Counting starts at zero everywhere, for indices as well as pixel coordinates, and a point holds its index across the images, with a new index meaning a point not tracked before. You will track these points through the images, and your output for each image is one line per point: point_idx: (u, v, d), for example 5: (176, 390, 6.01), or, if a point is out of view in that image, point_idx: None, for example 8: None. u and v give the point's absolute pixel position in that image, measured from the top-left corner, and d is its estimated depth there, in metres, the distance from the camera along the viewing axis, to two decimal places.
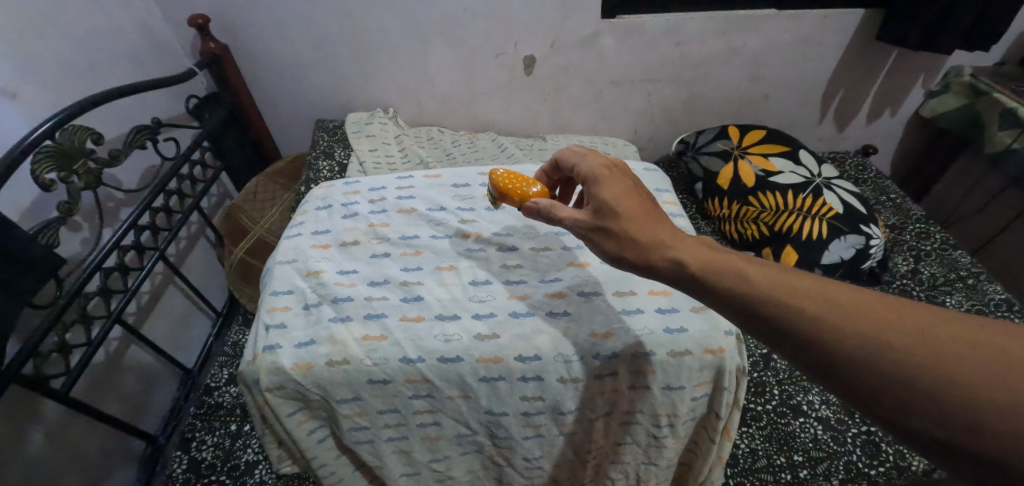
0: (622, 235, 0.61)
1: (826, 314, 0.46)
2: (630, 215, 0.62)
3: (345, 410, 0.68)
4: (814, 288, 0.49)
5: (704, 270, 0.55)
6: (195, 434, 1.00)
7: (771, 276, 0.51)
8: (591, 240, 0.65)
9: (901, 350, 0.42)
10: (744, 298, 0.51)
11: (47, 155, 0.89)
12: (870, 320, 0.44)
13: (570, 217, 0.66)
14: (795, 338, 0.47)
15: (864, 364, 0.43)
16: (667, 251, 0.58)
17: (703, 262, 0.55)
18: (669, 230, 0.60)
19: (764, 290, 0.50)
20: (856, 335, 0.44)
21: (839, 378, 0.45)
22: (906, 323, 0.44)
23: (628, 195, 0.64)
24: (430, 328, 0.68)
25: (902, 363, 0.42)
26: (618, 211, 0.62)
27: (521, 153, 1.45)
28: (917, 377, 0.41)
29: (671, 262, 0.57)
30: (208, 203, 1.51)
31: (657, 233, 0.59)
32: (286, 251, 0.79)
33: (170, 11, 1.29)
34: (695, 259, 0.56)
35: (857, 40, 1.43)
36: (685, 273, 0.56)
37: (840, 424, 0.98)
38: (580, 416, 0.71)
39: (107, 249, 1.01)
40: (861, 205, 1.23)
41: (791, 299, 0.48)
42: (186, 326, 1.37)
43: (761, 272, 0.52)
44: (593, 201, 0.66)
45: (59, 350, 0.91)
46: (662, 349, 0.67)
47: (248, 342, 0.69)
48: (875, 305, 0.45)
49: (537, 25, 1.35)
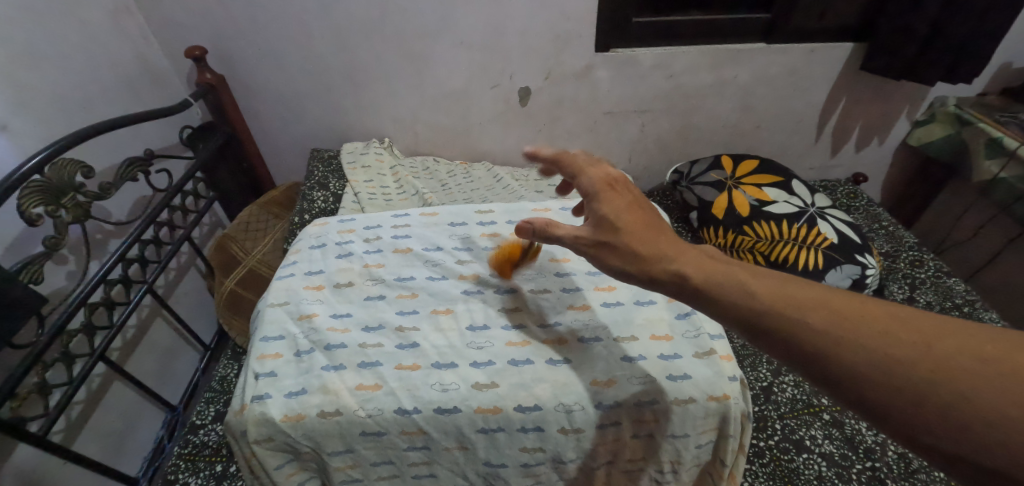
0: (623, 248, 0.61)
1: (830, 326, 0.44)
2: (632, 229, 0.61)
3: (337, 462, 0.65)
4: (819, 299, 0.47)
5: (705, 284, 0.54)
6: (179, 476, 0.96)
7: (773, 288, 0.50)
8: (592, 256, 0.63)
9: (910, 364, 0.40)
10: (748, 311, 0.50)
11: (35, 191, 0.87)
12: (878, 334, 0.43)
13: (570, 233, 0.65)
14: (799, 350, 0.45)
15: (871, 378, 0.41)
16: (668, 264, 0.57)
17: (704, 275, 0.54)
18: (672, 243, 0.59)
19: (768, 304, 0.49)
20: (862, 348, 0.42)
21: (848, 391, 0.43)
22: (914, 335, 0.42)
23: (630, 209, 0.64)
24: (426, 376, 0.66)
25: (911, 377, 0.40)
26: (620, 226, 0.62)
27: (517, 184, 1.47)
28: (926, 393, 0.39)
29: (672, 275, 0.56)
30: (199, 232, 1.49)
31: (659, 247, 0.59)
32: (278, 293, 0.77)
33: (168, 43, 1.30)
34: (697, 272, 0.55)
35: (845, 73, 1.47)
36: (687, 287, 0.55)
37: (844, 460, 0.96)
38: (581, 464, 0.69)
39: (93, 284, 0.99)
40: (854, 234, 1.24)
41: (796, 313, 0.47)
42: (172, 361, 1.33)
43: (765, 284, 0.51)
44: (594, 216, 0.65)
45: (39, 391, 0.87)
46: (665, 398, 0.65)
47: (237, 390, 0.67)
48: (882, 317, 0.44)
49: (532, 57, 1.37)
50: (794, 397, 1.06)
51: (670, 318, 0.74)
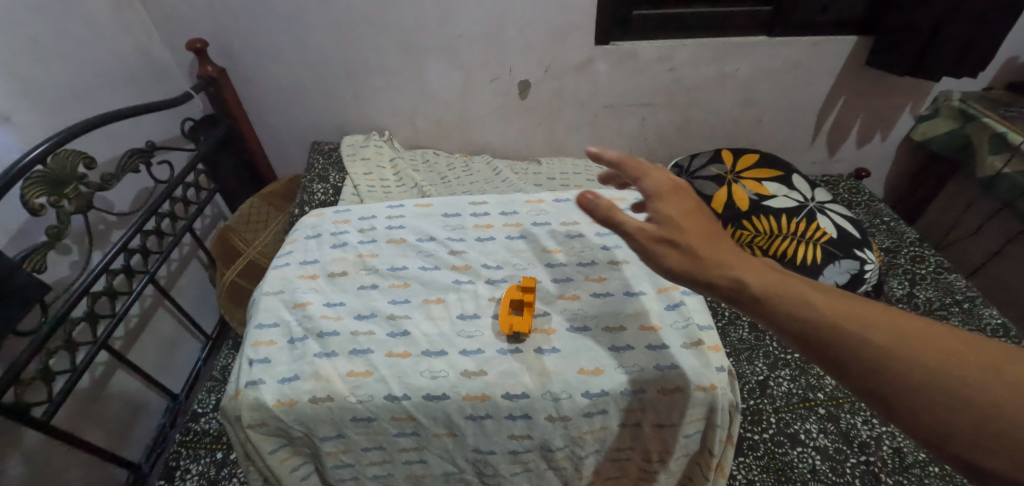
0: (684, 249, 0.57)
1: (891, 342, 0.42)
2: (694, 231, 0.58)
3: (329, 448, 0.66)
4: (885, 317, 0.44)
5: (762, 292, 0.51)
6: (179, 463, 0.98)
7: (835, 301, 0.47)
8: (651, 255, 0.58)
9: (985, 392, 0.38)
10: (802, 322, 0.47)
11: (38, 181, 0.88)
12: (950, 358, 0.40)
13: (631, 224, 0.58)
14: (855, 365, 0.43)
15: (934, 403, 0.39)
16: (725, 271, 0.54)
17: (763, 284, 0.52)
18: (733, 251, 0.56)
19: (828, 316, 0.46)
20: (923, 366, 0.40)
21: (907, 413, 0.40)
22: (989, 362, 0.39)
23: (693, 211, 0.60)
24: (416, 364, 0.67)
25: (983, 406, 0.37)
26: (684, 226, 0.58)
27: (516, 177, 1.47)
28: (1001, 425, 0.37)
29: (728, 281, 0.54)
30: (201, 223, 1.51)
31: (721, 253, 0.56)
32: (273, 281, 0.78)
33: (169, 35, 1.31)
34: (755, 281, 0.52)
35: (847, 67, 1.46)
36: (743, 294, 0.52)
37: (838, 453, 0.97)
38: (570, 453, 0.70)
39: (96, 273, 1.00)
40: (854, 228, 1.23)
41: (859, 328, 0.44)
42: (175, 350, 1.35)
43: (824, 297, 0.48)
44: (656, 211, 0.60)
45: (42, 377, 0.88)
46: (653, 387, 0.66)
47: (231, 376, 0.68)
48: (944, 338, 0.42)
49: (531, 50, 1.36)
50: (790, 391, 1.06)
51: (660, 309, 0.75)
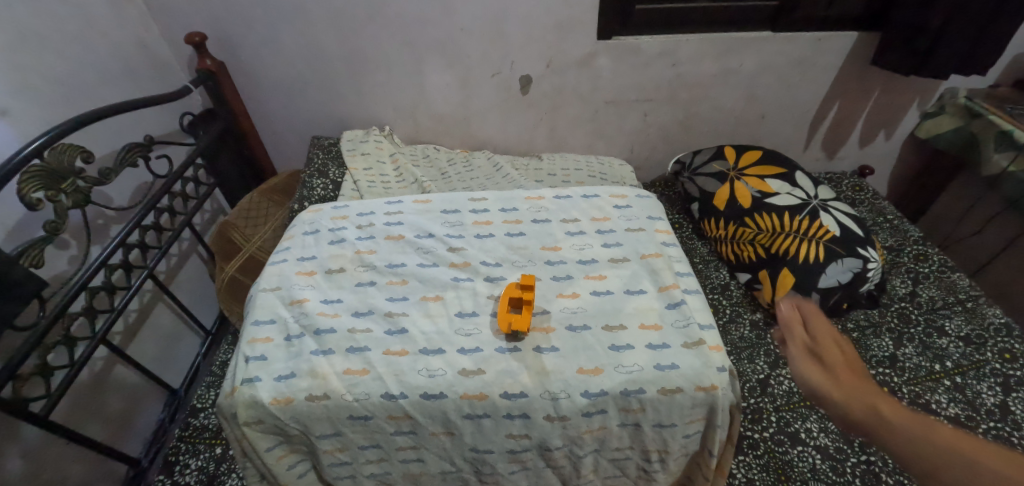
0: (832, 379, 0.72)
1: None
2: (843, 372, 0.73)
3: (325, 446, 0.66)
4: (989, 456, 0.55)
5: (885, 420, 0.63)
6: (179, 458, 0.98)
7: (952, 435, 0.58)
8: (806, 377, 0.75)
9: None
10: (920, 449, 0.58)
11: (35, 175, 0.87)
12: None
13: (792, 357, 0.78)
14: None
15: None
16: (862, 400, 0.67)
17: (888, 413, 0.63)
18: (873, 387, 0.69)
19: (940, 449, 0.57)
20: None
21: None
22: None
23: (843, 358, 0.76)
24: (413, 362, 0.67)
25: None
26: (838, 368, 0.74)
27: (516, 173, 1.47)
28: None
29: (864, 410, 0.65)
30: (200, 218, 1.50)
31: (865, 388, 0.69)
32: (270, 277, 0.78)
33: (168, 28, 1.30)
34: (884, 410, 0.64)
35: (852, 63, 1.44)
36: (872, 418, 0.64)
37: (839, 453, 0.96)
38: (568, 452, 0.69)
39: (94, 268, 1.00)
40: (857, 226, 1.22)
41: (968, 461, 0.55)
42: (174, 345, 1.34)
43: (940, 431, 0.59)
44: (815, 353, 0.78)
45: (40, 373, 0.88)
46: (653, 387, 0.65)
47: (228, 373, 0.67)
48: None
49: (532, 45, 1.35)
50: (791, 390, 1.06)
51: (660, 308, 0.75)
